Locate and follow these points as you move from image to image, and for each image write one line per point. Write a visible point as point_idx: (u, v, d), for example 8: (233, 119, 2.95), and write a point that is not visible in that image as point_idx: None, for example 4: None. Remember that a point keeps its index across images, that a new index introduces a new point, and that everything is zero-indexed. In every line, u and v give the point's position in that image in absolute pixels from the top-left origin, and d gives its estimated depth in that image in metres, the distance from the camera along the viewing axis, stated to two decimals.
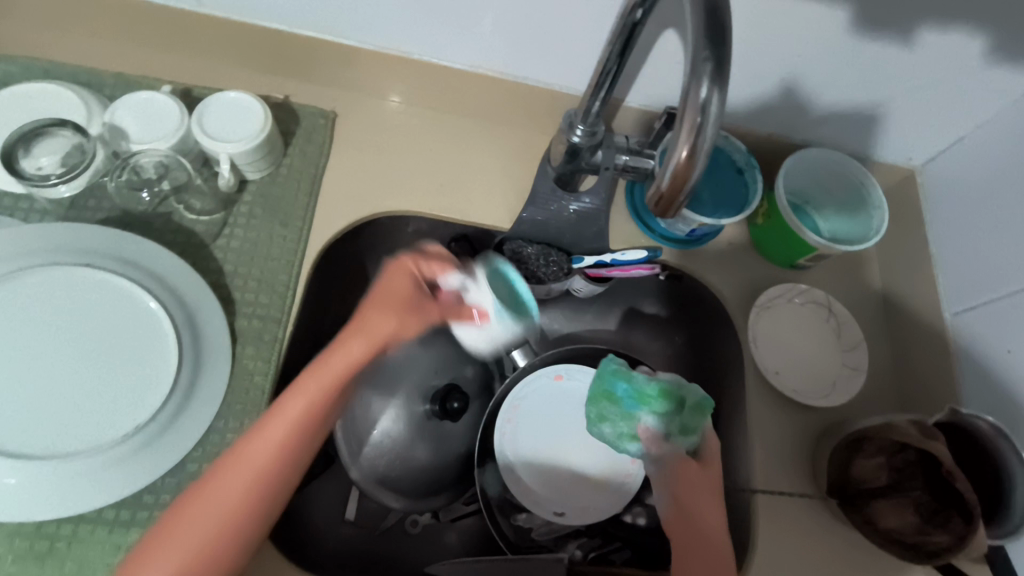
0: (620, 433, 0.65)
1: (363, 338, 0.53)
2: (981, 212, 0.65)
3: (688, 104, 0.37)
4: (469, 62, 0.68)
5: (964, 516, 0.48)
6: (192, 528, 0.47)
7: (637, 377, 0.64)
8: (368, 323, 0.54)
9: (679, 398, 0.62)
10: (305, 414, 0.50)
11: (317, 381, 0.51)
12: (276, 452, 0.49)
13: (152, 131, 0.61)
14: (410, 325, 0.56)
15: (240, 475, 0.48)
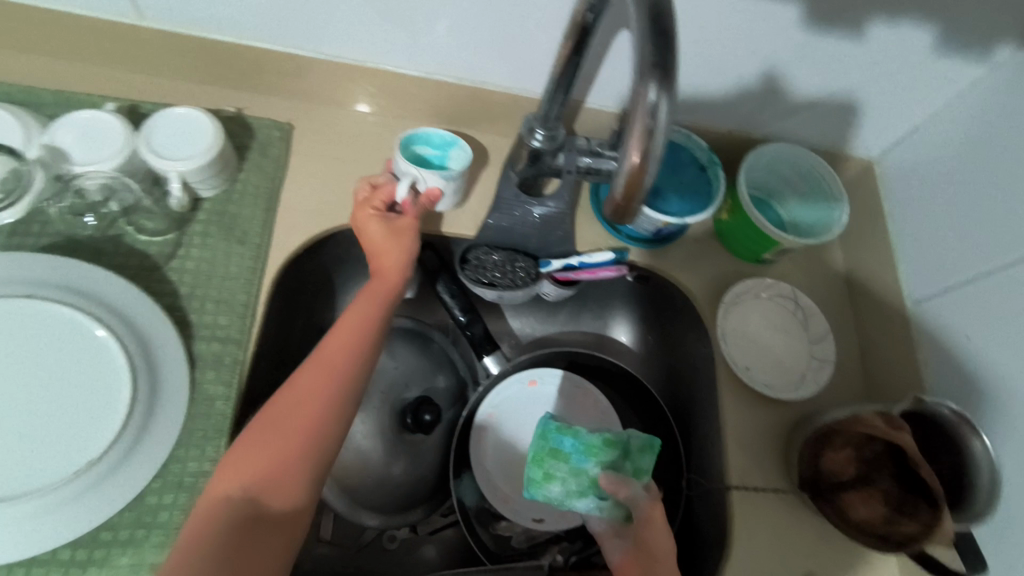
0: (569, 490, 0.60)
1: (383, 253, 0.62)
2: (937, 201, 0.66)
3: (636, 107, 0.36)
4: (426, 69, 0.67)
5: (931, 504, 0.49)
6: (284, 421, 0.51)
7: (579, 433, 0.62)
8: (386, 253, 0.62)
9: (625, 444, 0.61)
10: (363, 320, 0.58)
11: (369, 299, 0.60)
12: (342, 355, 0.55)
13: (97, 152, 0.58)
14: (410, 244, 0.63)
15: (315, 376, 0.54)
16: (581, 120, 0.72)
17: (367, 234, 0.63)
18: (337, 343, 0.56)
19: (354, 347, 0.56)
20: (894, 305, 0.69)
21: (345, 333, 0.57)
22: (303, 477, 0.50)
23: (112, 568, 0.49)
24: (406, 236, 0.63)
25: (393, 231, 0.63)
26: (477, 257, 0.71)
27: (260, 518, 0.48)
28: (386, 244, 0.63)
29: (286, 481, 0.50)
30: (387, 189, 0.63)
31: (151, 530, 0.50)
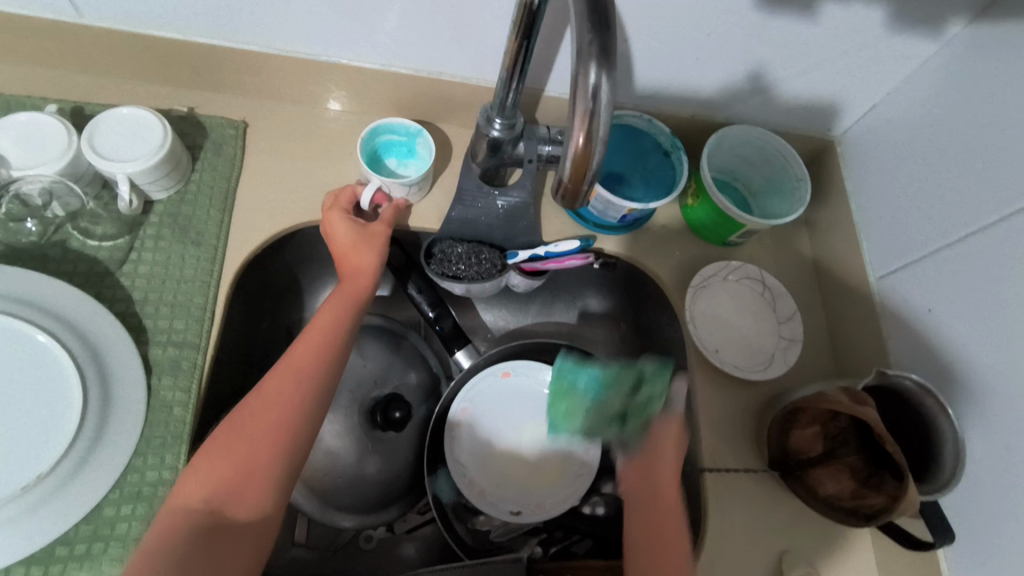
0: (591, 421, 0.66)
1: (352, 256, 0.62)
2: (897, 177, 0.67)
3: (578, 89, 0.38)
4: (381, 61, 0.65)
5: (896, 476, 0.49)
6: (249, 426, 0.50)
7: (592, 366, 0.67)
8: (355, 258, 0.62)
9: (640, 374, 0.63)
10: (332, 323, 0.57)
11: (337, 304, 0.59)
12: (309, 363, 0.54)
13: (37, 156, 0.56)
14: (380, 245, 0.63)
15: (280, 382, 0.53)
16: (542, 108, 0.71)
17: (334, 238, 0.62)
18: (303, 351, 0.55)
19: (321, 354, 0.55)
20: (860, 282, 0.70)
21: (312, 340, 0.56)
22: (269, 483, 0.49)
23: None
24: (375, 243, 0.62)
25: (361, 235, 0.62)
26: (442, 250, 0.68)
27: (220, 529, 0.47)
28: (355, 248, 0.62)
29: (248, 489, 0.48)
30: (350, 192, 0.63)
31: (109, 543, 0.49)
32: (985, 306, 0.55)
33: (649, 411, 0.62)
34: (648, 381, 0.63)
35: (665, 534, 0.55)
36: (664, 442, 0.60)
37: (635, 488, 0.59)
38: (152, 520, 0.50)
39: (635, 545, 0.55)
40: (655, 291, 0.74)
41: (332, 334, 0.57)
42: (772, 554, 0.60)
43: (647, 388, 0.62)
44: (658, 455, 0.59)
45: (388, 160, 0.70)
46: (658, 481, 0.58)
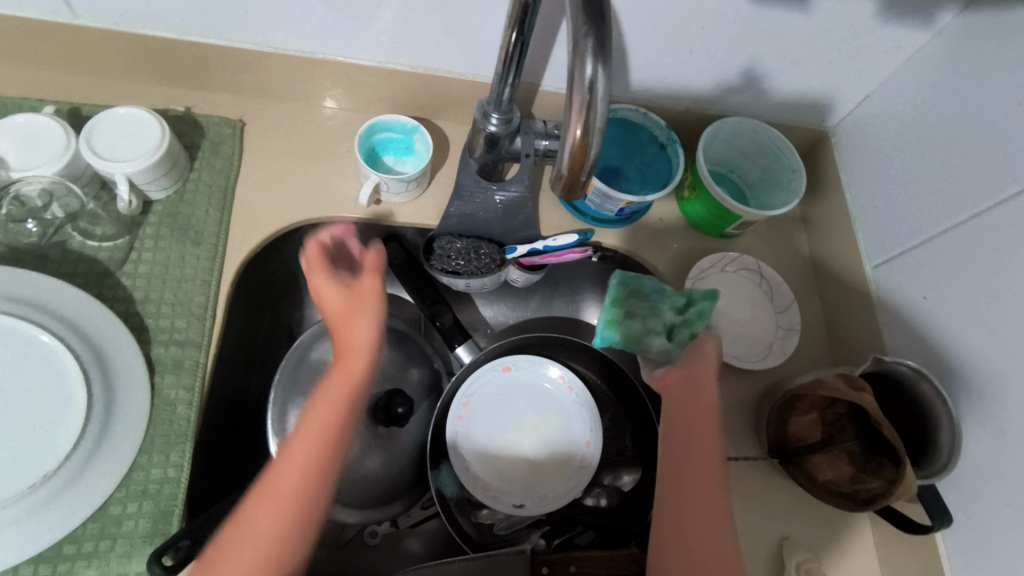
0: (643, 329, 0.62)
1: (348, 348, 0.50)
2: (891, 166, 0.67)
3: (574, 81, 0.39)
4: (377, 58, 0.65)
5: (894, 460, 0.50)
6: (232, 561, 0.42)
7: (652, 279, 0.64)
8: (347, 333, 0.50)
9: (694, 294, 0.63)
10: (324, 433, 0.46)
11: (329, 401, 0.47)
12: (303, 477, 0.44)
13: (36, 156, 0.56)
14: (371, 312, 0.51)
15: (269, 510, 0.43)
16: (538, 103, 0.71)
17: (322, 301, 0.52)
18: (293, 465, 0.45)
19: (316, 466, 0.45)
20: (856, 272, 0.70)
21: (305, 446, 0.45)
22: None
23: None
24: (370, 308, 0.51)
25: (355, 299, 0.51)
26: (442, 246, 0.69)
27: None
28: (351, 320, 0.50)
29: None
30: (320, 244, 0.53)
31: (116, 541, 0.49)
32: (979, 292, 0.56)
33: (699, 326, 0.61)
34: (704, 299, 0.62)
35: (703, 435, 0.54)
36: (708, 356, 0.59)
37: (677, 384, 0.57)
38: (158, 518, 0.51)
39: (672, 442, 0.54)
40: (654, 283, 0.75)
41: (327, 446, 0.46)
42: (772, 542, 0.61)
43: (701, 305, 0.61)
44: (700, 362, 0.58)
45: (386, 158, 0.70)
46: (700, 383, 0.57)
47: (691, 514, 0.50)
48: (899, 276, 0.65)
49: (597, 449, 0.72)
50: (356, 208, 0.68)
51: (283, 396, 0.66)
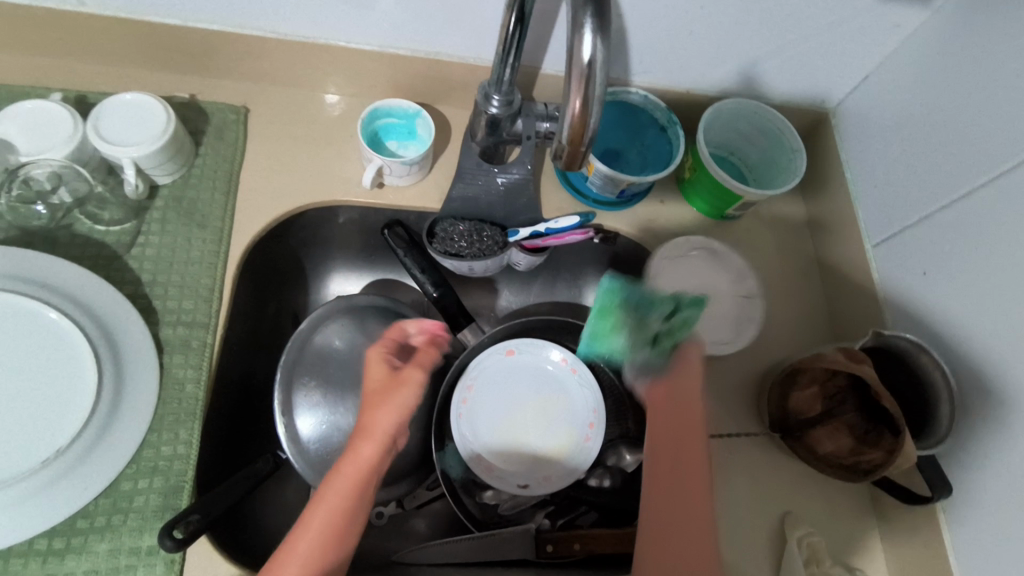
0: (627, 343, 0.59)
1: (370, 439, 0.51)
2: (891, 145, 0.68)
3: (574, 55, 0.39)
4: (379, 42, 0.66)
5: (893, 431, 0.50)
6: None
7: (640, 288, 0.61)
8: (372, 415, 0.52)
9: (678, 299, 0.60)
10: (329, 526, 0.48)
11: (341, 486, 0.49)
12: (308, 568, 0.46)
13: (44, 141, 0.57)
14: (401, 406, 0.53)
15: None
16: (538, 86, 0.71)
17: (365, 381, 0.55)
18: (298, 554, 0.46)
19: (322, 554, 0.47)
20: (855, 251, 0.70)
21: (310, 537, 0.47)
22: None
23: (89, 555, 0.49)
24: (400, 390, 0.53)
25: (389, 383, 0.54)
26: (445, 229, 0.69)
27: None
28: (374, 403, 0.53)
29: None
30: (396, 329, 0.61)
31: (128, 516, 0.50)
32: (979, 268, 0.56)
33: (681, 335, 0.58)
34: (687, 303, 0.59)
35: (691, 445, 0.54)
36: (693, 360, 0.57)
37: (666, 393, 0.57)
38: (169, 493, 0.51)
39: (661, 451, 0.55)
40: None
41: (328, 541, 0.47)
42: (773, 517, 0.62)
43: (682, 309, 0.59)
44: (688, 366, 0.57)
45: (388, 143, 0.71)
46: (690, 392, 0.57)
47: (675, 525, 0.51)
48: (900, 254, 0.65)
49: (599, 433, 0.72)
50: (360, 192, 0.69)
51: (289, 377, 0.68)
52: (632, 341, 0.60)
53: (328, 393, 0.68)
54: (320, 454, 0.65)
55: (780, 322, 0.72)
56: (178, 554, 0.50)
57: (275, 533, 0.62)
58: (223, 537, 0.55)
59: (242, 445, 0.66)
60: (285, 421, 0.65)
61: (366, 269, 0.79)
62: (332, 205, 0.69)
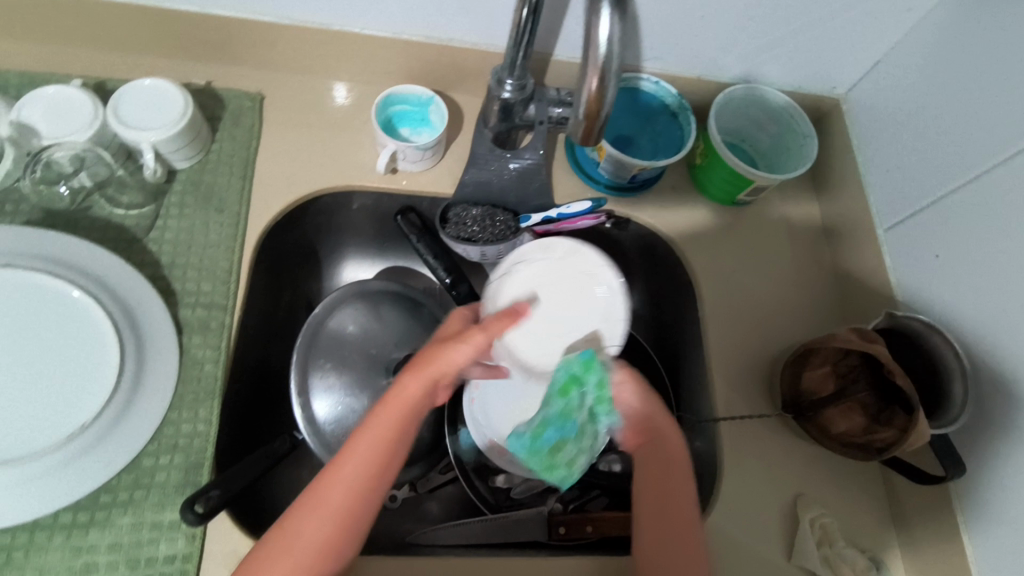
0: (592, 454, 0.53)
1: (425, 367, 0.48)
2: (903, 130, 0.67)
3: (592, 33, 0.39)
4: (393, 29, 0.66)
5: (907, 411, 0.52)
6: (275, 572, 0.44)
7: (546, 409, 0.53)
8: (439, 356, 0.48)
9: (562, 385, 0.52)
10: (373, 453, 0.46)
11: (387, 423, 0.47)
12: (349, 494, 0.45)
13: (66, 125, 0.58)
14: (462, 348, 0.48)
15: (314, 519, 0.45)
16: (551, 72, 0.72)
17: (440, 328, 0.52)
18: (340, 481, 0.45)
19: (362, 487, 0.46)
20: (867, 236, 0.70)
21: (353, 466, 0.46)
22: None
23: (113, 528, 0.50)
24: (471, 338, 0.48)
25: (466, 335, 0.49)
26: (457, 214, 0.70)
27: None
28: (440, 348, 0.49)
29: None
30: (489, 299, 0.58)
31: (150, 491, 0.51)
32: (992, 248, 0.56)
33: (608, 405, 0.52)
34: (569, 386, 0.52)
35: (675, 466, 0.53)
36: (622, 393, 0.53)
37: (641, 425, 0.53)
38: (190, 469, 0.53)
39: (649, 476, 0.53)
40: (665, 251, 0.75)
41: (372, 467, 0.46)
42: (785, 499, 0.62)
43: (580, 386, 0.52)
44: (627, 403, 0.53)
45: (401, 129, 0.71)
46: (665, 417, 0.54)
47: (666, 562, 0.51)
48: (914, 236, 0.65)
49: None
50: (373, 178, 0.69)
51: (305, 359, 0.68)
52: (588, 454, 0.53)
53: (343, 375, 0.69)
54: (335, 436, 0.65)
55: (792, 307, 0.72)
56: (199, 529, 0.51)
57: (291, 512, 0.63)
58: (242, 515, 0.56)
59: (259, 426, 0.66)
60: (301, 402, 0.66)
61: (380, 256, 0.79)
62: (346, 190, 0.69)
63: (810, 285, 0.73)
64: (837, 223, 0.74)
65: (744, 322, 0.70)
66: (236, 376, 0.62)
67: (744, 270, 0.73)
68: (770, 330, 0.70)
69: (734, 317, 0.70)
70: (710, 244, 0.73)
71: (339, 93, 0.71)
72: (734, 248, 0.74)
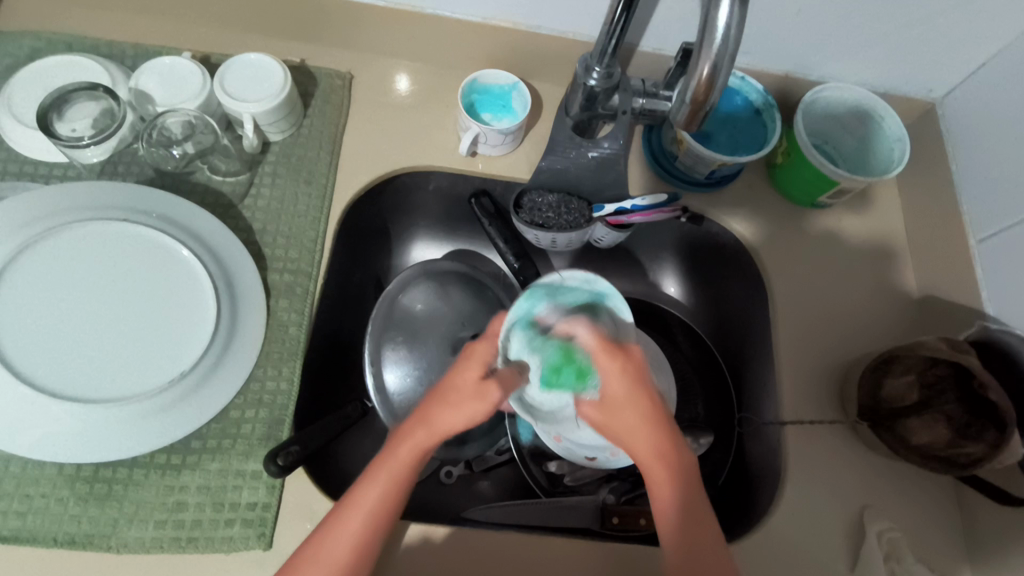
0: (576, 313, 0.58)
1: (427, 430, 0.46)
2: (1003, 137, 0.64)
3: (710, 19, 0.40)
4: (483, 13, 0.67)
5: (999, 427, 0.52)
6: None
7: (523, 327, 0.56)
8: (440, 412, 0.46)
9: (549, 362, 0.54)
10: (377, 504, 0.47)
11: (388, 470, 0.47)
12: (356, 546, 0.46)
13: (178, 97, 0.63)
14: (477, 409, 0.45)
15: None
16: (635, 62, 0.71)
17: (450, 367, 0.48)
18: (349, 530, 0.46)
19: (369, 534, 0.47)
20: (957, 245, 0.67)
21: (359, 514, 0.46)
22: None
23: (203, 472, 0.54)
24: (476, 400, 0.45)
25: (475, 390, 0.46)
26: (532, 200, 0.70)
27: None
28: (452, 398, 0.46)
29: None
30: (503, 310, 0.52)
31: (236, 440, 0.55)
32: None
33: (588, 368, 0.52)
34: (571, 361, 0.53)
35: (705, 538, 0.47)
36: (613, 374, 0.49)
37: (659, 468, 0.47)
38: (272, 423, 0.56)
39: (673, 537, 0.47)
40: (737, 250, 0.73)
41: (376, 520, 0.47)
42: (850, 511, 0.60)
43: (565, 375, 0.53)
44: (630, 356, 0.50)
45: (483, 114, 0.70)
46: (679, 440, 0.48)
47: None
48: (1009, 248, 0.62)
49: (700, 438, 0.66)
50: (454, 159, 0.71)
51: (377, 332, 0.71)
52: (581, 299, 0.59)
53: (412, 349, 0.71)
54: (402, 406, 0.68)
55: (868, 315, 0.69)
56: (277, 480, 0.54)
57: (356, 476, 0.65)
58: (315, 473, 0.59)
59: (332, 392, 0.69)
60: (373, 370, 0.69)
61: (449, 237, 0.81)
62: (425, 170, 0.71)
63: (886, 293, 0.71)
64: (922, 232, 0.71)
65: (815, 328, 0.68)
66: (314, 341, 0.65)
67: (819, 274, 0.71)
68: (840, 337, 0.68)
69: (804, 321, 0.68)
70: (784, 245, 0.72)
71: (401, 83, 0.73)
72: (809, 251, 0.72)
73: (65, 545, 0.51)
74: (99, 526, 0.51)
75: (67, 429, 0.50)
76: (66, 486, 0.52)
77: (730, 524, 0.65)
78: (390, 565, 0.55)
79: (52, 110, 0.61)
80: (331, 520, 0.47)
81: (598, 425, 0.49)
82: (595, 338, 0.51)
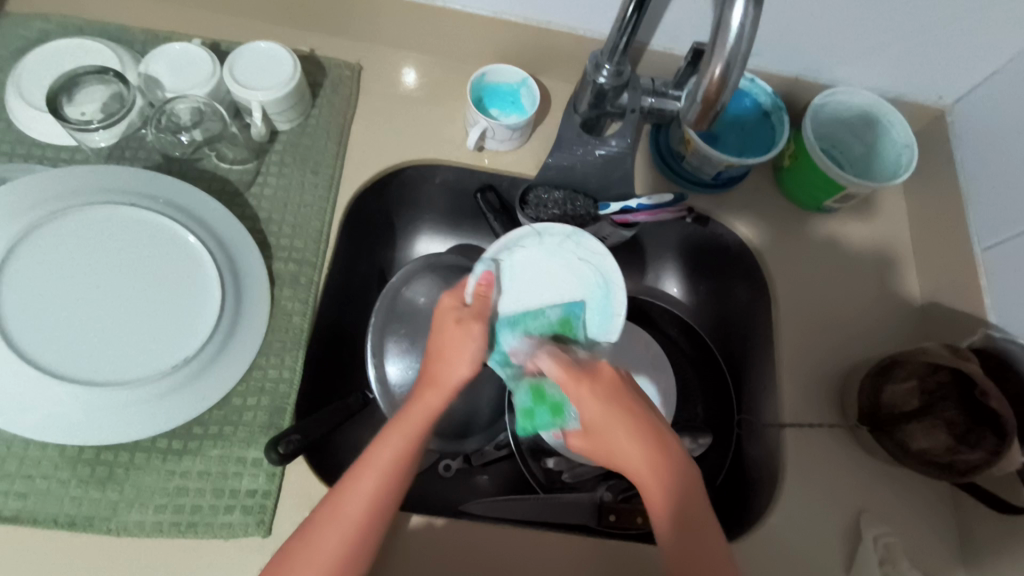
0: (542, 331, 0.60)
1: (434, 386, 0.50)
2: (1011, 145, 0.63)
3: (725, 18, 0.40)
4: (494, 9, 0.67)
5: (998, 434, 0.53)
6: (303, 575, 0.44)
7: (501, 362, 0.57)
8: (441, 365, 0.51)
9: (522, 405, 0.55)
10: (391, 463, 0.48)
11: (400, 431, 0.49)
12: (371, 509, 0.47)
13: (185, 81, 0.63)
14: (473, 342, 0.52)
15: (332, 538, 0.45)
16: (645, 61, 0.71)
17: (433, 333, 0.54)
18: (363, 489, 0.47)
19: (383, 492, 0.47)
20: (963, 252, 0.67)
21: (374, 475, 0.47)
22: None
23: (204, 458, 0.54)
24: (466, 340, 0.52)
25: (461, 334, 0.52)
26: (538, 196, 0.70)
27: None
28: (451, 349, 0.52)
29: None
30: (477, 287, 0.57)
31: (238, 427, 0.56)
32: None
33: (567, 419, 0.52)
34: (543, 401, 0.53)
35: (702, 529, 0.47)
36: (584, 400, 0.49)
37: (646, 471, 0.47)
38: (274, 412, 0.57)
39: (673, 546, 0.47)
40: (741, 252, 0.73)
41: (389, 481, 0.47)
42: (848, 517, 0.60)
43: (539, 416, 0.54)
44: (600, 375, 0.51)
45: (491, 110, 0.70)
46: (669, 449, 0.48)
47: None
48: (1016, 257, 0.61)
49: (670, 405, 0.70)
50: (461, 153, 0.71)
51: (380, 324, 0.71)
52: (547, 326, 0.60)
53: (414, 342, 0.71)
54: (403, 399, 0.68)
55: (869, 320, 0.69)
56: (278, 468, 0.54)
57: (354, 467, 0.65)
58: (314, 462, 0.60)
59: (333, 383, 0.69)
60: (375, 362, 0.69)
61: (453, 232, 0.81)
62: (431, 164, 0.71)
63: (888, 299, 0.71)
64: (926, 239, 0.71)
65: (816, 331, 0.68)
66: (317, 332, 0.65)
67: (822, 279, 0.71)
68: (842, 342, 0.68)
69: (806, 324, 0.68)
70: (788, 249, 0.72)
71: (409, 76, 0.72)
72: (812, 255, 0.72)
73: (65, 528, 0.51)
74: (100, 509, 0.52)
75: (70, 411, 0.50)
76: (68, 469, 0.53)
77: (728, 525, 0.65)
78: (387, 555, 0.55)
79: (62, 92, 0.62)
80: (343, 487, 0.47)
81: (589, 452, 0.50)
82: (559, 370, 0.51)
